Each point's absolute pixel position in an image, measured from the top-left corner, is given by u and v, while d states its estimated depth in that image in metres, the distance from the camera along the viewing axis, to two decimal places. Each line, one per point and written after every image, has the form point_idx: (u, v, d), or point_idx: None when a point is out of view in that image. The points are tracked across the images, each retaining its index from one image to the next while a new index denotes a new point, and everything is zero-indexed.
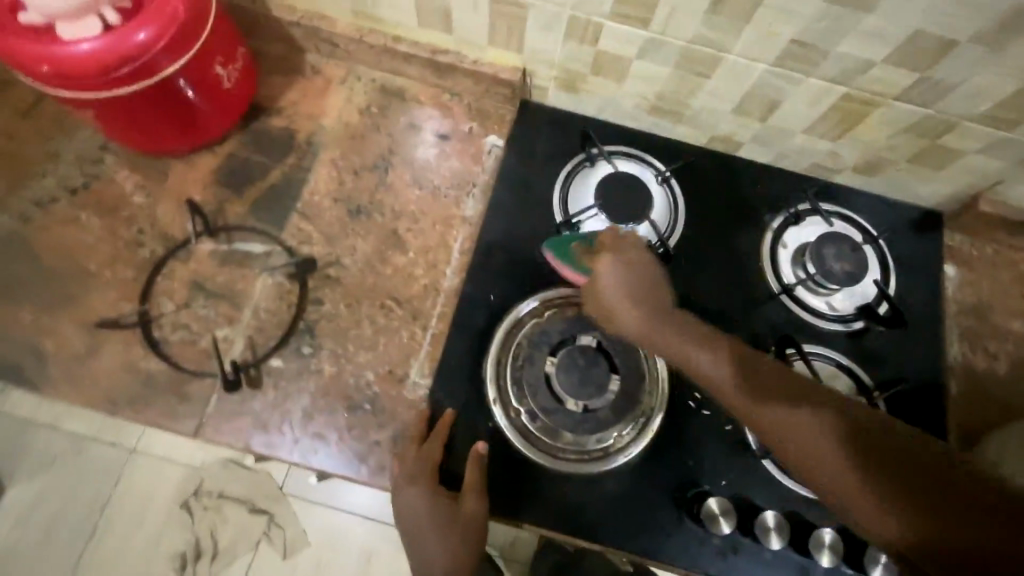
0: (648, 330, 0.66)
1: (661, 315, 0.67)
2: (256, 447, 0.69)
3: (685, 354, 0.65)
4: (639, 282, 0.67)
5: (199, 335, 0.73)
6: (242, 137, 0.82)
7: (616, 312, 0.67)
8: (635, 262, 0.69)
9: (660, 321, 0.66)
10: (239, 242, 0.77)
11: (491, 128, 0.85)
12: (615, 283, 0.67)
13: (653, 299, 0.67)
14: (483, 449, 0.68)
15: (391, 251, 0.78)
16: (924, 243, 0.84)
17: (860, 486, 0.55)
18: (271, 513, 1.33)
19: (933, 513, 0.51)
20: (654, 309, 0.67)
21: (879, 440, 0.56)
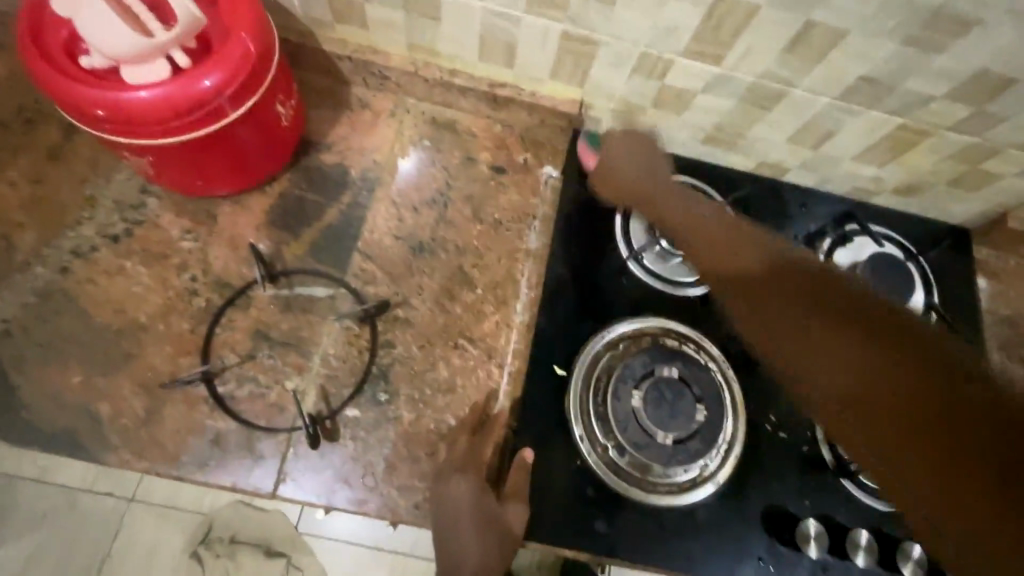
0: (650, 185, 0.74)
1: (651, 171, 0.76)
2: (340, 504, 0.66)
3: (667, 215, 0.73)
4: (641, 140, 0.78)
5: (267, 388, 0.69)
6: (294, 176, 0.79)
7: (614, 173, 0.77)
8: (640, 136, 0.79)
9: (642, 167, 0.76)
10: (300, 286, 0.74)
11: (545, 158, 0.85)
12: (619, 146, 0.78)
13: (653, 163, 0.76)
14: (528, 458, 0.68)
15: (460, 288, 0.77)
16: (958, 258, 0.89)
17: (876, 394, 0.47)
18: (289, 556, 1.20)
19: (927, 425, 0.44)
20: (643, 159, 0.77)
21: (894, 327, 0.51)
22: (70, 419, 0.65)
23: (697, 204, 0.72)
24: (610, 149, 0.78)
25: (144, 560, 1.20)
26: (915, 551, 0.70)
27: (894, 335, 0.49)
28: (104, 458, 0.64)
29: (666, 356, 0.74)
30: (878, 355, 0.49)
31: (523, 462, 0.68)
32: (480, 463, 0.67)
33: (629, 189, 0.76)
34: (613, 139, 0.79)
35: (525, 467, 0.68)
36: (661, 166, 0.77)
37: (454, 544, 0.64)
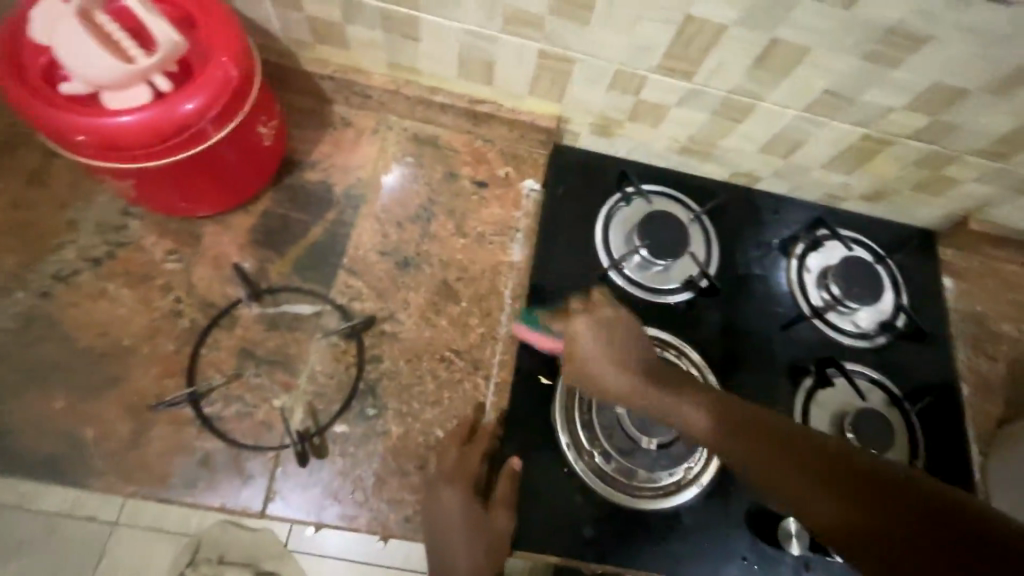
0: (622, 375, 0.67)
1: (618, 357, 0.68)
2: (330, 520, 0.66)
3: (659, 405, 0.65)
4: (610, 323, 0.70)
5: (255, 407, 0.69)
6: (277, 195, 0.80)
7: (591, 372, 0.68)
8: (605, 314, 0.71)
9: (615, 356, 0.68)
10: (286, 303, 0.74)
11: (526, 171, 0.87)
12: (586, 339, 0.69)
13: (618, 349, 0.69)
14: (517, 466, 0.69)
15: (445, 301, 0.78)
16: (925, 259, 0.92)
17: (816, 510, 0.53)
18: None
19: (863, 505, 0.50)
20: (614, 342, 0.69)
21: (831, 457, 0.54)
22: (54, 445, 0.65)
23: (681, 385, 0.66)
24: (576, 345, 0.70)
25: None
26: None
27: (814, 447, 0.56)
28: (89, 483, 0.64)
29: None
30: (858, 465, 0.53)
31: (512, 472, 0.68)
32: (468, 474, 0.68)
33: (606, 378, 0.68)
34: (581, 323, 0.71)
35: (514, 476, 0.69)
36: (637, 347, 0.69)
37: (445, 556, 0.64)
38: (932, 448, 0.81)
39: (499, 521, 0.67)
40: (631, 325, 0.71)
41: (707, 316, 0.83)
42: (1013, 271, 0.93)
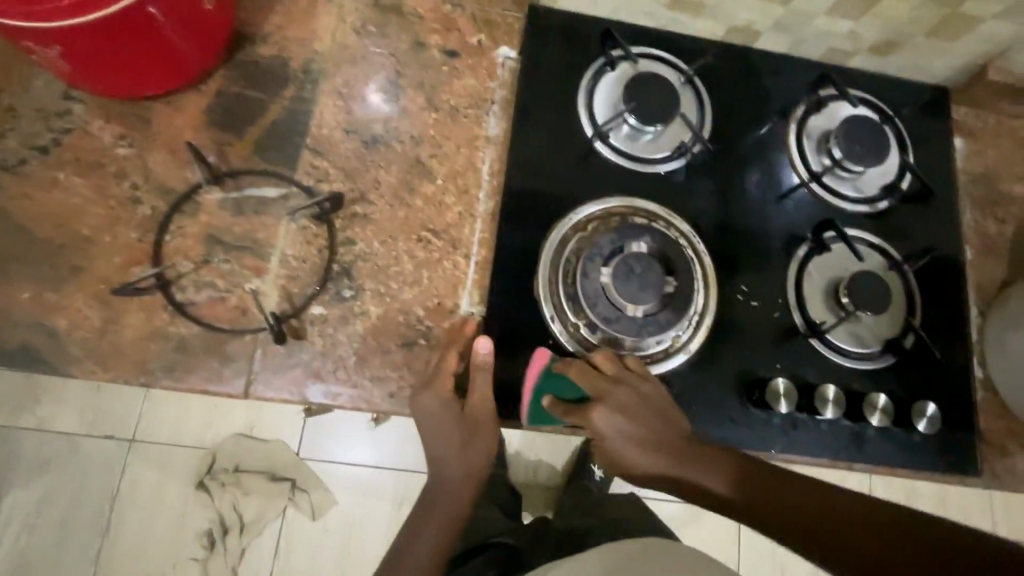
0: (661, 464, 0.60)
1: (649, 444, 0.61)
2: (315, 399, 0.66)
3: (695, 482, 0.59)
4: (635, 406, 0.63)
5: (227, 292, 0.67)
6: (229, 72, 0.73)
7: (622, 457, 0.62)
8: (630, 399, 0.63)
9: (647, 447, 0.61)
10: (249, 187, 0.70)
11: (501, 38, 0.79)
12: (614, 430, 0.62)
13: (647, 431, 0.62)
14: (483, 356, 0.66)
15: (419, 179, 0.73)
16: (937, 118, 0.85)
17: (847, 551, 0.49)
18: (293, 479, 1.45)
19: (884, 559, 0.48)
20: (642, 429, 0.62)
21: (816, 494, 0.55)
22: (25, 336, 0.63)
23: (693, 449, 0.61)
24: (600, 436, 0.63)
25: (156, 496, 1.45)
26: (880, 401, 0.71)
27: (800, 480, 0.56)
28: (66, 371, 0.63)
29: (635, 232, 0.71)
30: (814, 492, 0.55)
31: (485, 360, 0.66)
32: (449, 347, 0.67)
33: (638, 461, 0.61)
34: (601, 415, 0.62)
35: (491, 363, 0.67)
36: (659, 422, 0.63)
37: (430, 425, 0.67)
38: (933, 310, 0.78)
39: (483, 415, 0.67)
40: (655, 401, 0.64)
41: (700, 187, 0.78)
42: None
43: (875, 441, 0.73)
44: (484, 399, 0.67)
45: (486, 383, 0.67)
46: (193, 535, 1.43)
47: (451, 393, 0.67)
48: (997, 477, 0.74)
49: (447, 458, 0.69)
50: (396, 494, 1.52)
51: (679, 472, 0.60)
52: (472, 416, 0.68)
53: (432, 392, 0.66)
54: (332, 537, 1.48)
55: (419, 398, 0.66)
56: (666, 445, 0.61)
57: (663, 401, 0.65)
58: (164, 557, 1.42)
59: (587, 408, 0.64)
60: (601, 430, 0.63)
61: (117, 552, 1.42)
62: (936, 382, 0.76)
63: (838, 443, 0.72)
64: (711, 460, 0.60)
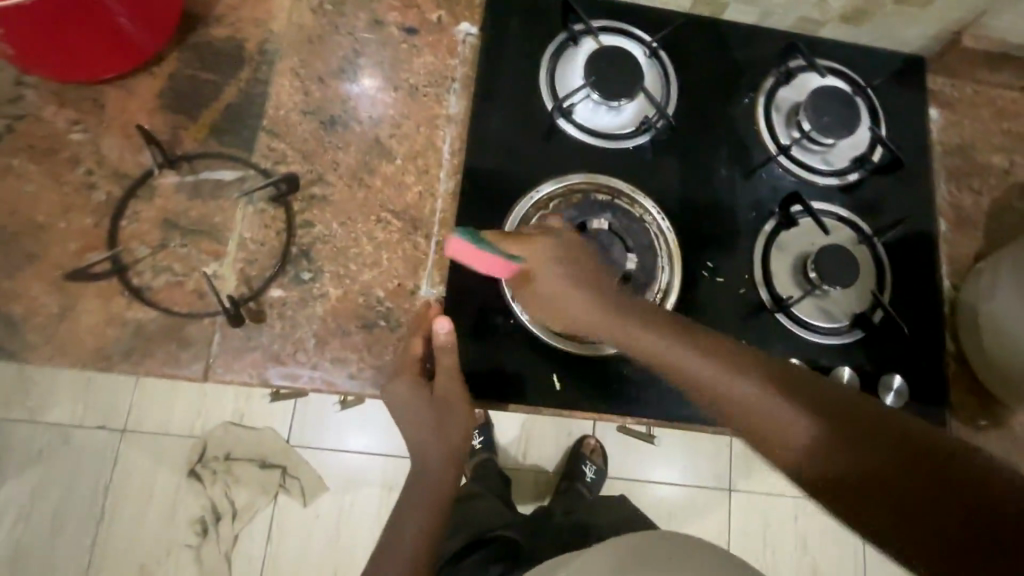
0: (600, 306, 0.62)
1: (598, 291, 0.63)
2: (275, 381, 0.66)
3: (698, 378, 0.55)
4: (568, 246, 0.64)
5: (185, 277, 0.67)
6: (184, 55, 0.72)
7: (541, 285, 0.64)
8: (574, 240, 0.65)
9: (583, 292, 0.62)
10: (205, 171, 0.70)
11: (461, 15, 0.78)
12: (550, 264, 0.63)
13: (597, 283, 0.63)
14: (442, 334, 0.66)
15: (378, 160, 0.73)
16: (911, 89, 0.83)
17: (844, 472, 0.47)
18: (283, 466, 1.50)
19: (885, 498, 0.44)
20: (580, 273, 0.63)
21: (826, 406, 0.50)
22: None
23: (700, 350, 0.56)
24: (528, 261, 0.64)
25: (148, 483, 1.48)
26: (845, 374, 0.71)
27: (834, 398, 0.50)
28: (25, 356, 0.64)
29: (596, 209, 0.73)
30: (865, 429, 0.47)
31: (447, 340, 0.66)
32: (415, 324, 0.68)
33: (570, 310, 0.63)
34: (540, 246, 0.64)
35: (454, 341, 0.67)
36: (601, 279, 0.64)
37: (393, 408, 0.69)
38: (904, 284, 0.77)
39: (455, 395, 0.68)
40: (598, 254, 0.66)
41: (666, 162, 0.77)
42: (1009, 99, 0.84)
43: None
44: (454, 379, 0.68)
45: (453, 363, 0.67)
46: (187, 522, 1.46)
47: (426, 376, 0.67)
48: None
49: (430, 442, 0.71)
50: (385, 479, 1.53)
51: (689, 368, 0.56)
52: (446, 400, 0.68)
53: (397, 381, 0.66)
54: (324, 522, 1.49)
55: (387, 388, 0.66)
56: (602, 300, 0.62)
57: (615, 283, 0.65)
58: (158, 544, 1.45)
59: (530, 244, 0.64)
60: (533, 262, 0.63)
61: (109, 538, 1.44)
62: (905, 357, 0.75)
63: None
64: (732, 364, 0.54)
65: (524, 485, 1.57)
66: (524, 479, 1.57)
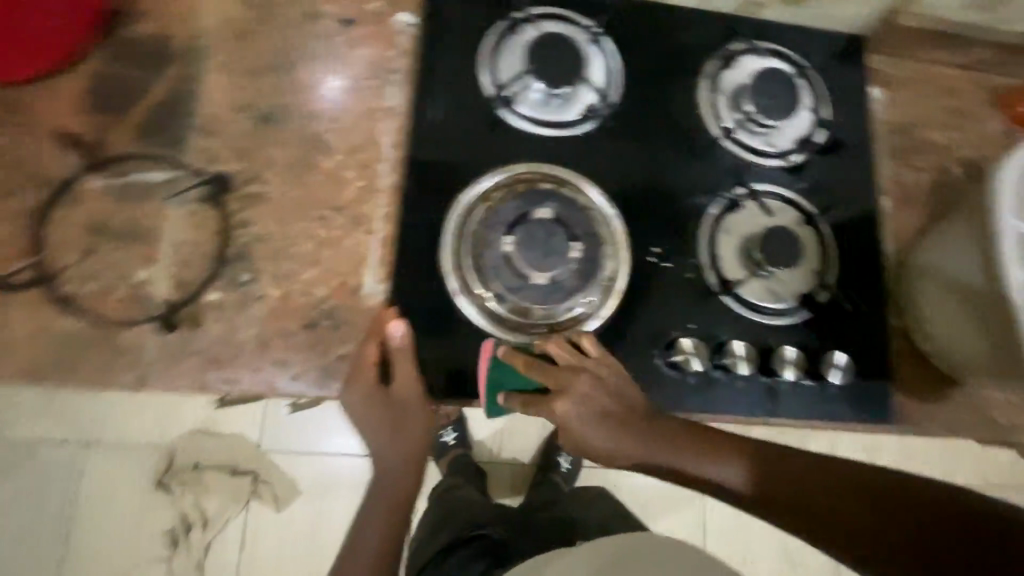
0: (612, 437, 0.60)
1: (610, 415, 0.60)
2: (215, 387, 0.64)
3: (698, 471, 0.56)
4: (594, 393, 0.60)
5: (116, 283, 0.65)
6: (109, 52, 0.70)
7: (589, 442, 0.60)
8: (587, 383, 0.61)
9: (609, 423, 0.60)
10: (135, 172, 0.67)
11: (400, 4, 0.76)
12: (578, 407, 0.60)
13: (609, 407, 0.61)
14: (394, 336, 0.64)
15: (316, 156, 0.71)
16: (854, 69, 0.84)
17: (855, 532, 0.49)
18: (255, 472, 1.48)
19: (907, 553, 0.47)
20: (600, 415, 0.60)
21: (802, 471, 0.54)
22: None
23: (682, 437, 0.59)
24: (572, 426, 0.61)
25: (113, 497, 1.44)
26: (788, 353, 0.72)
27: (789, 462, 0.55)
28: None
29: (539, 199, 0.71)
30: (834, 490, 0.52)
31: (402, 344, 0.64)
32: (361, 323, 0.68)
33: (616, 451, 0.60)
34: (564, 406, 0.60)
35: (409, 345, 0.65)
36: (623, 400, 0.61)
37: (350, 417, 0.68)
38: (848, 262, 0.78)
39: (410, 402, 0.67)
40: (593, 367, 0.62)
41: (612, 149, 0.76)
42: (949, 76, 0.86)
43: (791, 395, 0.73)
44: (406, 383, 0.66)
45: (408, 368, 0.66)
46: (156, 534, 1.43)
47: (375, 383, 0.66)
48: (914, 422, 0.75)
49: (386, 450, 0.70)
50: (360, 479, 1.51)
51: (682, 462, 0.57)
52: (399, 407, 0.67)
53: (351, 389, 0.65)
54: (297, 527, 1.47)
55: (342, 397, 0.66)
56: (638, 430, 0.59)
57: (624, 387, 0.62)
58: (125, 559, 1.41)
59: (543, 398, 0.62)
60: (562, 415, 0.60)
61: (74, 556, 1.40)
62: (849, 335, 0.76)
63: (753, 400, 0.73)
64: (714, 451, 0.57)
65: (501, 480, 1.56)
66: (500, 474, 1.56)
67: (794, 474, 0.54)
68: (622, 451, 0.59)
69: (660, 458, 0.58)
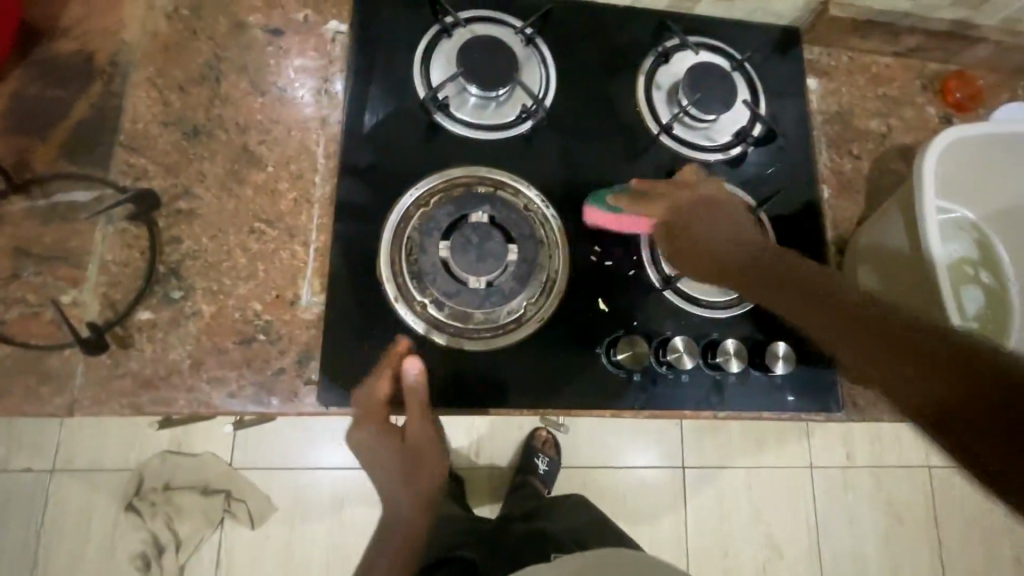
0: (720, 224, 0.67)
1: (726, 219, 0.68)
2: (148, 408, 0.63)
3: (751, 265, 0.64)
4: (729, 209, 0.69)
5: (41, 307, 0.63)
6: (28, 71, 0.68)
7: (697, 234, 0.67)
8: (722, 197, 0.69)
9: (726, 234, 0.67)
10: (58, 193, 0.66)
11: (329, 13, 0.76)
12: (715, 212, 0.68)
13: (734, 226, 0.68)
14: (411, 378, 0.64)
15: (248, 168, 0.70)
16: (789, 60, 0.85)
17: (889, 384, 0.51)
18: (229, 490, 1.42)
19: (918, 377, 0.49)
20: (725, 219, 0.67)
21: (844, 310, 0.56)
22: None
23: (732, 228, 0.68)
24: (686, 213, 0.68)
25: (81, 523, 1.41)
26: (730, 345, 0.71)
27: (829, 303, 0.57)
28: None
29: (475, 201, 0.70)
30: (874, 337, 0.53)
31: (415, 382, 0.64)
32: (299, 335, 0.67)
33: (718, 253, 0.66)
34: (693, 204, 0.68)
35: (422, 385, 0.64)
36: (747, 227, 0.69)
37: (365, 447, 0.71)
38: (789, 253, 0.78)
39: (421, 442, 0.70)
40: (704, 190, 0.69)
41: (550, 149, 0.76)
42: (881, 65, 0.87)
43: (736, 386, 0.74)
44: (415, 423, 0.68)
45: (419, 411, 0.66)
46: (128, 558, 1.39)
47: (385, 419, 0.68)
48: (859, 408, 0.76)
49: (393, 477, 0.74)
50: (335, 493, 1.49)
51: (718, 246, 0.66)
52: (407, 448, 0.71)
53: (361, 427, 0.68)
54: (273, 545, 1.45)
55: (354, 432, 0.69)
56: (739, 244, 0.66)
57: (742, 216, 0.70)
58: None
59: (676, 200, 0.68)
60: (684, 213, 0.68)
61: None
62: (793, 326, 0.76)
63: (700, 394, 0.73)
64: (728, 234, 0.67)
65: (479, 485, 1.55)
66: (479, 479, 1.56)
67: (828, 331, 0.57)
68: (701, 242, 0.67)
69: (708, 239, 0.67)
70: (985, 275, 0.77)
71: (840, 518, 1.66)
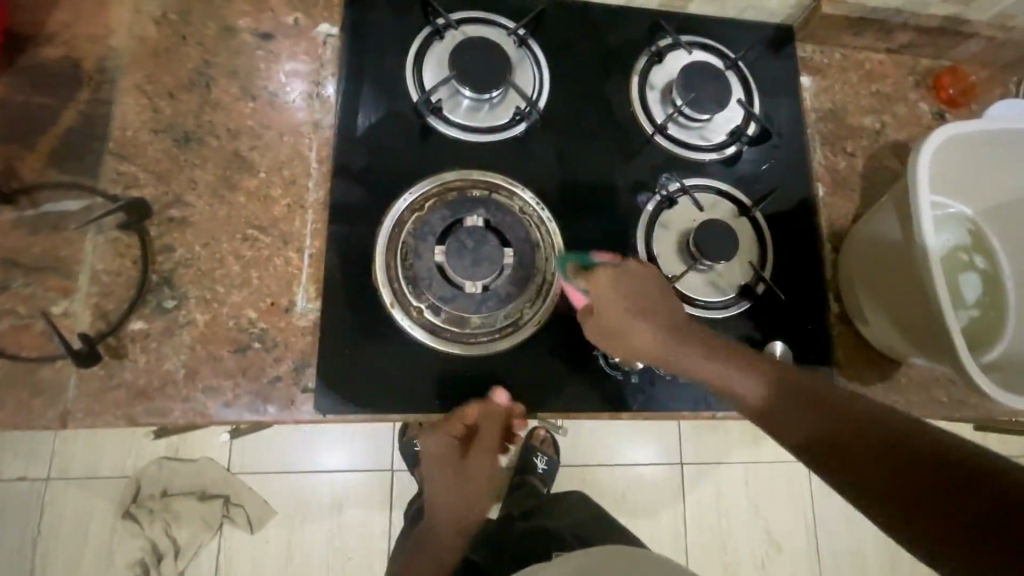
0: (635, 304, 0.63)
1: (645, 295, 0.64)
2: (142, 419, 0.62)
3: (671, 344, 0.61)
4: (647, 286, 0.64)
5: (31, 319, 0.62)
6: (14, 79, 0.67)
7: (614, 318, 0.63)
8: (635, 271, 0.64)
9: (642, 314, 0.62)
10: (46, 203, 0.65)
11: (319, 15, 0.75)
12: (624, 285, 0.63)
13: (649, 303, 0.63)
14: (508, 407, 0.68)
15: (240, 174, 0.69)
16: (782, 58, 0.85)
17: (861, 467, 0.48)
18: (225, 495, 1.45)
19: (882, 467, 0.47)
20: (632, 295, 0.63)
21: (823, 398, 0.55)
22: None
23: (658, 309, 0.63)
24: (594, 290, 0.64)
25: (78, 532, 1.40)
26: None
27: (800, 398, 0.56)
28: None
29: (469, 205, 0.70)
30: (864, 425, 0.50)
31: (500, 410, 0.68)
32: (294, 342, 0.66)
33: (635, 337, 0.62)
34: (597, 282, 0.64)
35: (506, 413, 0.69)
36: (661, 301, 0.64)
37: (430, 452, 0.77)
38: (785, 251, 0.78)
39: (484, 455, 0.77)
40: (623, 269, 0.64)
41: (544, 150, 0.76)
42: (874, 61, 0.87)
43: None
44: (484, 439, 0.74)
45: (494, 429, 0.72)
46: (126, 566, 1.39)
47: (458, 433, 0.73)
48: None
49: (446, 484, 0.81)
50: (334, 496, 1.48)
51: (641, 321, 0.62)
52: (473, 458, 0.78)
53: (437, 434, 0.73)
54: (272, 550, 1.43)
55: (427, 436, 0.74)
56: (656, 322, 0.62)
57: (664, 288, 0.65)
58: None
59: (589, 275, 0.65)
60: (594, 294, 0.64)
61: None
62: (789, 324, 0.76)
63: (699, 394, 0.73)
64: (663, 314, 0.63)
65: None
66: None
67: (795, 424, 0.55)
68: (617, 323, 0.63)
69: (619, 319, 0.63)
70: (980, 261, 0.77)
71: (837, 511, 1.67)
